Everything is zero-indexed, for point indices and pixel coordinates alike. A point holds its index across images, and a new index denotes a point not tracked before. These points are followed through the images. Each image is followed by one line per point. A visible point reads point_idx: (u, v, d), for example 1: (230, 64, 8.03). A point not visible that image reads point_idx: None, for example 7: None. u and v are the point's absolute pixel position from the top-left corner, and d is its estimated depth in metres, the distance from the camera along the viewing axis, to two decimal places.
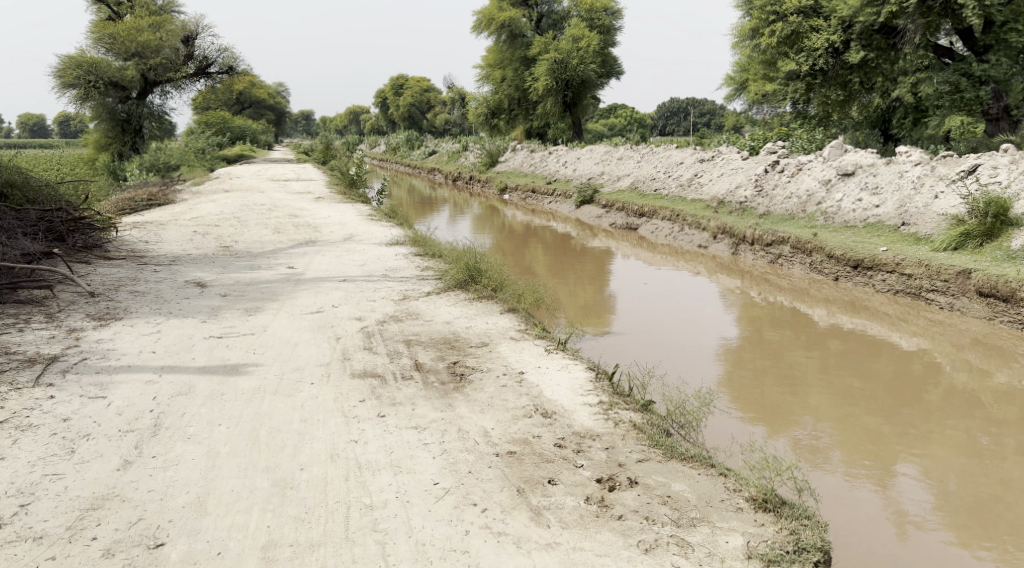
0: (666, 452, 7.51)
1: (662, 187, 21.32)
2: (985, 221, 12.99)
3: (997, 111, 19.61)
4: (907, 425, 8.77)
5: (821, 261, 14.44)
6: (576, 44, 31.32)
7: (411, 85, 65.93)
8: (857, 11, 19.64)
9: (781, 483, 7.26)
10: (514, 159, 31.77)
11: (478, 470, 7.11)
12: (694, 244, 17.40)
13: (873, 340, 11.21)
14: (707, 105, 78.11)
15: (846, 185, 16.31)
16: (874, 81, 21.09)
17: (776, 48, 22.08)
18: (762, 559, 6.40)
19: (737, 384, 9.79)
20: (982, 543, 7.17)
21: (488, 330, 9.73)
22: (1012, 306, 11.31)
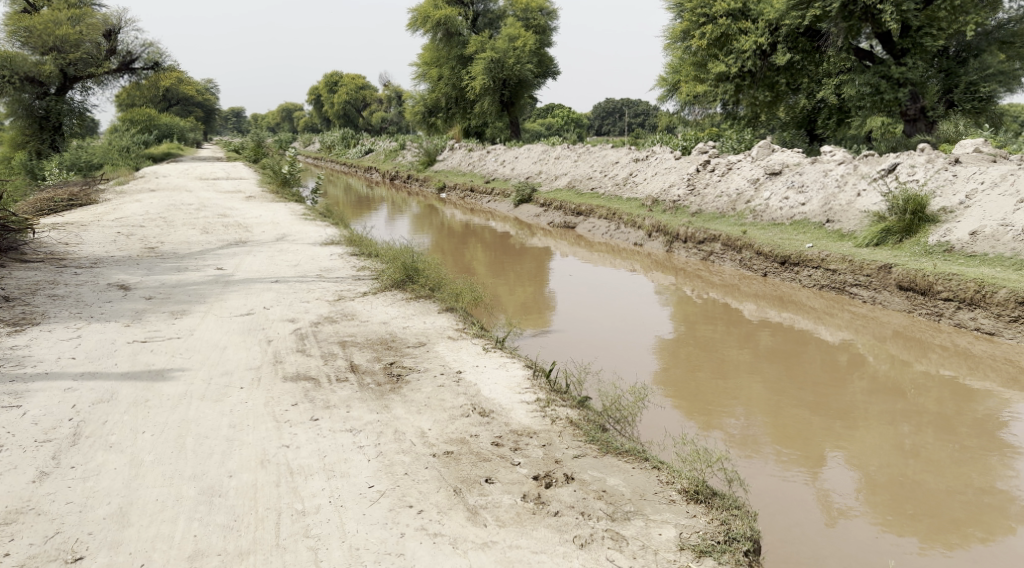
0: (602, 447, 7.55)
1: (599, 186, 21.51)
2: (904, 218, 13.38)
3: (915, 112, 20.11)
4: (835, 415, 8.96)
5: (750, 258, 14.71)
6: (512, 44, 31.36)
7: (346, 82, 65.09)
8: (784, 14, 20.06)
9: (712, 474, 7.37)
10: (451, 159, 31.68)
11: (415, 471, 7.04)
12: (630, 242, 17.55)
13: (801, 333, 11.46)
14: (642, 106, 79.04)
15: (774, 184, 16.69)
16: (801, 83, 21.60)
17: (706, 49, 22.34)
18: (695, 550, 6.46)
19: (671, 379, 9.90)
20: (906, 527, 7.35)
21: (425, 330, 9.64)
22: (929, 299, 11.65)
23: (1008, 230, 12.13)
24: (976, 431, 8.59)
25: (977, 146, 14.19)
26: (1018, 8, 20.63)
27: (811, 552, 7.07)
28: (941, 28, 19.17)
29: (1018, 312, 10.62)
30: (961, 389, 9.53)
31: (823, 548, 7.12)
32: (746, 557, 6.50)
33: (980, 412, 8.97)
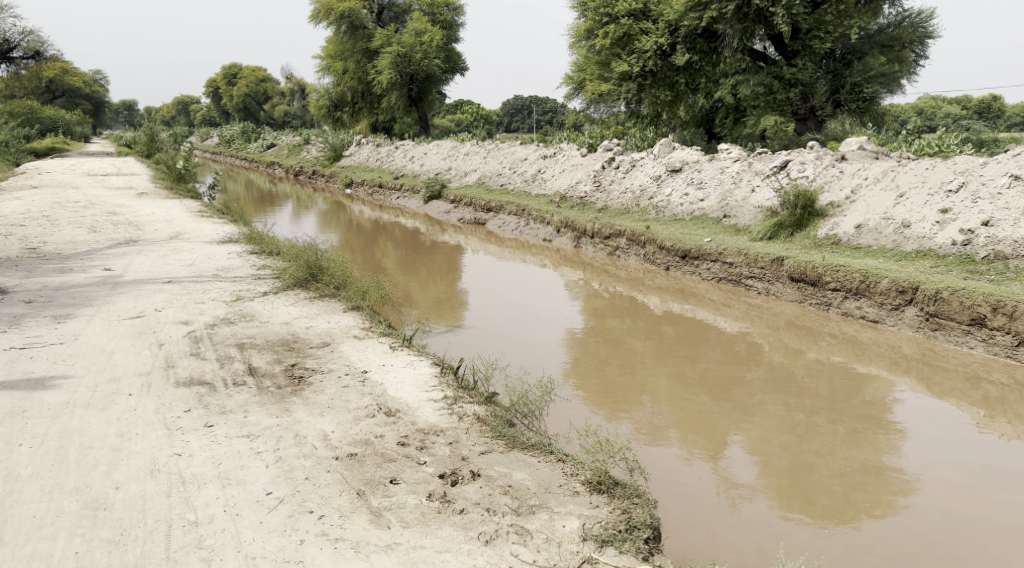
0: (508, 443, 7.54)
1: (508, 182, 21.56)
2: (795, 212, 13.84)
3: (805, 111, 20.96)
4: (735, 403, 9.17)
5: (653, 252, 14.96)
6: (418, 39, 31.15)
7: (246, 75, 63.32)
8: (682, 15, 20.44)
9: (614, 464, 7.47)
10: (358, 154, 31.33)
11: (317, 475, 6.88)
12: (539, 238, 17.64)
13: (701, 324, 11.72)
14: (550, 103, 79.60)
15: (675, 180, 17.10)
16: (699, 83, 22.15)
17: (610, 49, 22.61)
18: (597, 540, 6.50)
19: (577, 371, 9.99)
20: (804, 505, 7.52)
21: (329, 330, 9.44)
22: (819, 289, 12.08)
23: (890, 223, 12.70)
24: (865, 415, 8.90)
25: (860, 143, 14.93)
26: (897, 13, 21.86)
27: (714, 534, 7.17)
28: (828, 32, 19.85)
29: (900, 300, 11.05)
30: (850, 375, 9.89)
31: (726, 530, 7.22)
32: (647, 545, 6.58)
33: (868, 397, 9.32)
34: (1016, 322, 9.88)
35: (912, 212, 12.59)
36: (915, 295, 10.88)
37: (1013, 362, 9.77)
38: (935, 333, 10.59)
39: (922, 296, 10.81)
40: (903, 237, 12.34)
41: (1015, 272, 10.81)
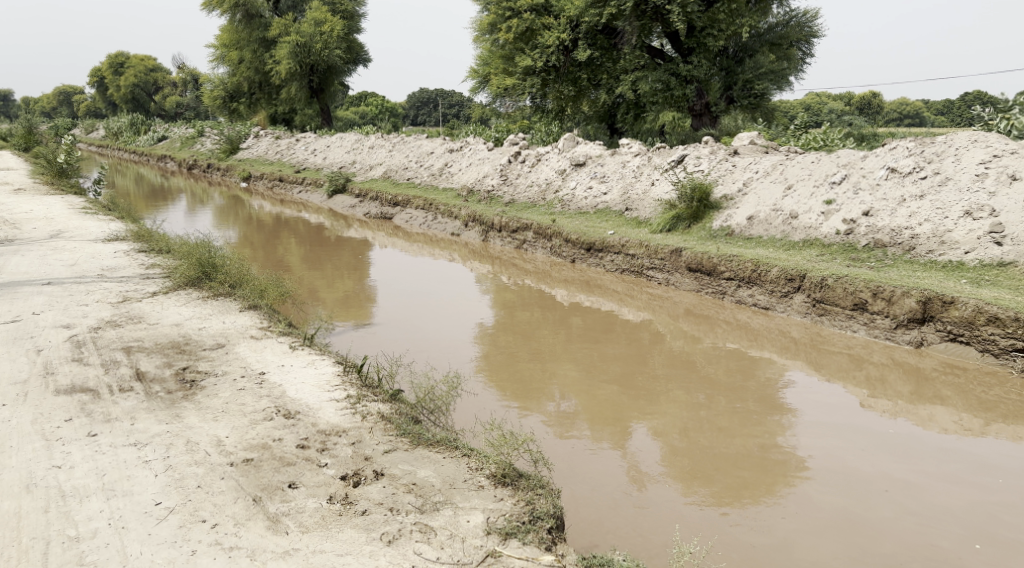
0: (412, 440, 7.46)
1: (415, 176, 21.40)
2: (692, 205, 14.13)
3: (701, 108, 21.48)
4: (640, 390, 9.31)
5: (559, 245, 15.05)
6: (318, 28, 30.55)
7: (135, 64, 60.82)
8: (583, 11, 20.61)
9: (519, 456, 7.46)
10: (257, 147, 30.57)
11: (210, 483, 6.65)
12: (447, 232, 17.56)
13: (607, 315, 11.87)
14: (456, 96, 79.24)
15: (579, 174, 17.28)
16: (601, 79, 22.51)
17: (513, 44, 22.58)
18: (500, 533, 6.47)
19: (486, 365, 9.95)
20: (697, 482, 7.67)
21: (225, 330, 9.15)
22: (714, 279, 12.38)
23: (778, 214, 13.10)
24: (761, 397, 9.14)
25: (753, 138, 15.50)
26: (784, 13, 22.47)
27: (616, 517, 7.22)
28: (721, 30, 20.33)
29: (788, 288, 11.43)
30: (746, 359, 10.16)
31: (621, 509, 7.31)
32: (550, 534, 6.59)
33: (764, 379, 9.58)
34: (893, 306, 10.31)
35: (799, 204, 13.04)
36: (802, 282, 11.27)
37: (892, 343, 10.21)
38: (822, 318, 10.98)
39: (809, 283, 11.21)
40: (791, 227, 12.78)
41: (893, 259, 11.36)
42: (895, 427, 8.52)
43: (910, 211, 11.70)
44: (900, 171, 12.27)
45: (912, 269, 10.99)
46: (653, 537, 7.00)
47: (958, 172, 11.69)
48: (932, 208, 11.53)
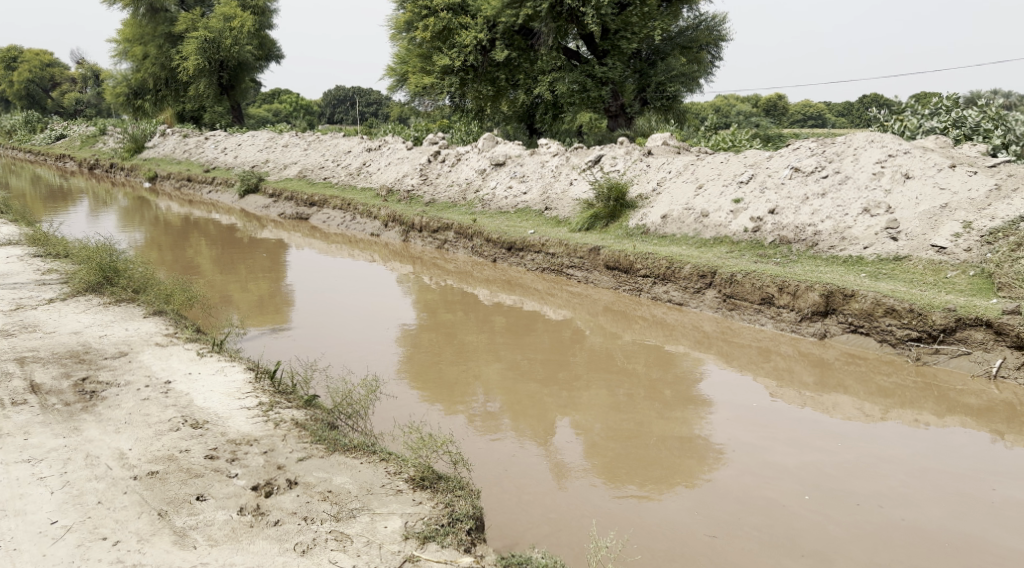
0: (328, 446, 7.29)
1: (332, 175, 21.05)
2: (609, 204, 14.26)
3: (616, 109, 22.14)
4: (563, 388, 9.29)
5: (480, 245, 15.00)
6: (227, 24, 29.87)
7: (30, 58, 58.18)
8: (500, 11, 20.69)
9: (437, 459, 7.37)
10: (164, 146, 29.65)
11: (111, 498, 6.39)
12: (366, 232, 17.33)
13: (528, 313, 11.88)
14: (374, 95, 78.38)
15: (499, 174, 17.27)
16: (518, 78, 22.45)
17: (430, 42, 22.37)
18: (419, 537, 6.36)
19: (408, 368, 9.79)
20: (616, 475, 7.63)
21: (128, 337, 8.80)
22: (632, 276, 12.51)
23: (690, 213, 13.35)
24: (678, 390, 9.22)
25: (665, 139, 15.71)
26: (694, 17, 22.98)
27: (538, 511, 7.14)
28: (634, 32, 20.74)
29: (700, 284, 11.64)
30: (664, 355, 10.25)
31: (540, 504, 7.22)
32: (469, 535, 6.53)
33: (681, 373, 9.68)
34: (798, 300, 10.60)
35: (710, 203, 13.33)
36: (714, 278, 11.49)
37: (797, 335, 10.49)
38: (732, 312, 11.21)
39: (720, 279, 11.44)
40: (702, 225, 13.03)
41: (797, 254, 11.67)
42: (763, 404, 8.89)
43: (813, 209, 12.08)
44: (803, 170, 12.74)
45: (815, 264, 11.30)
46: (571, 528, 6.94)
47: (856, 171, 12.21)
48: (833, 206, 11.96)
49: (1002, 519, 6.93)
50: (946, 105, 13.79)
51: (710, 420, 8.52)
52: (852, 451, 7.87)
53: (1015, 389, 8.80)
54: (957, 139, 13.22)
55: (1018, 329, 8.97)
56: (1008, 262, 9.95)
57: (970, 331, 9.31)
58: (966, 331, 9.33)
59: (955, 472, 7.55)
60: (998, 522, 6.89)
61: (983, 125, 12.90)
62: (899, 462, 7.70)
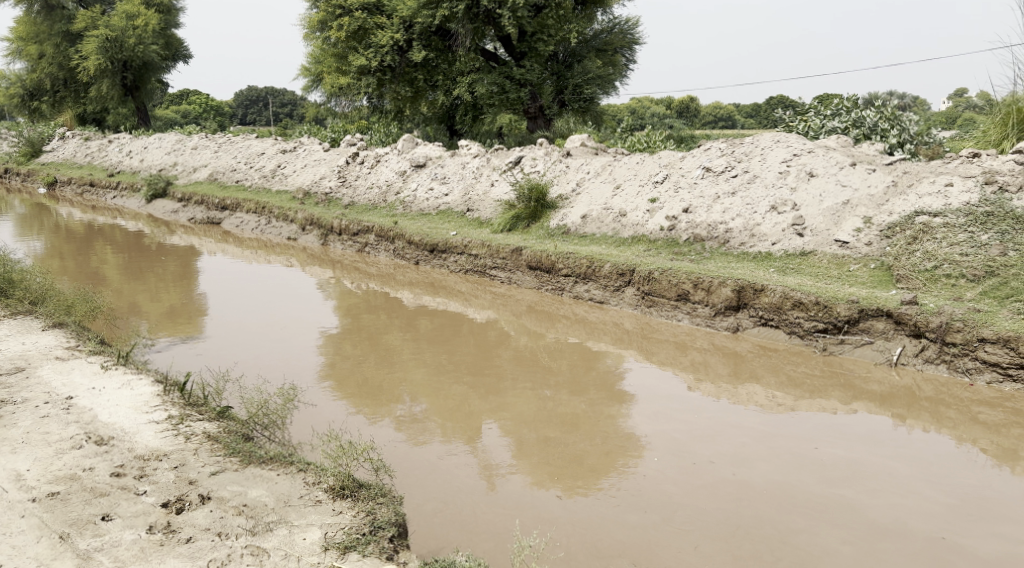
0: (243, 459, 7.07)
1: (245, 178, 20.54)
2: (530, 205, 14.27)
3: (535, 110, 21.98)
4: (489, 390, 9.22)
5: (402, 247, 14.87)
6: (130, 22, 28.94)
7: None
8: (416, 11, 20.53)
9: (358, 467, 7.21)
10: (64, 149, 28.54)
11: (7, 524, 6.12)
12: (283, 236, 16.98)
13: (452, 315, 11.78)
14: (288, 96, 76.88)
15: (419, 176, 17.14)
16: (437, 80, 22.23)
17: (345, 42, 21.96)
18: (339, 547, 6.20)
19: (330, 375, 9.59)
20: (542, 472, 7.60)
21: (25, 352, 8.40)
22: (553, 276, 12.55)
23: (609, 213, 13.48)
24: (601, 386, 9.29)
25: (583, 140, 15.79)
26: (608, 21, 23.55)
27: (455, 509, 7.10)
28: (550, 35, 20.98)
29: (620, 282, 11.75)
30: (587, 352, 10.29)
31: (470, 507, 7.12)
32: (391, 543, 6.36)
33: (604, 369, 9.75)
34: (712, 295, 10.79)
35: (627, 203, 13.52)
36: (633, 277, 11.61)
37: (712, 330, 10.65)
38: (650, 309, 11.34)
39: (639, 277, 11.56)
40: (621, 225, 13.17)
41: (710, 251, 11.87)
42: (683, 396, 8.98)
43: (724, 208, 12.34)
44: (714, 170, 13.07)
45: (727, 261, 11.52)
46: (492, 530, 6.85)
47: (764, 170, 12.56)
48: (742, 205, 12.23)
49: (822, 472, 7.37)
50: (846, 106, 14.22)
51: (634, 414, 8.56)
52: (709, 422, 8.34)
53: (915, 374, 9.13)
54: (856, 138, 13.71)
55: (915, 317, 9.31)
56: (906, 255, 10.33)
57: (874, 322, 9.61)
58: (869, 321, 9.63)
59: (795, 436, 8.00)
60: (817, 475, 7.32)
61: (880, 125, 13.53)
62: (748, 429, 8.15)
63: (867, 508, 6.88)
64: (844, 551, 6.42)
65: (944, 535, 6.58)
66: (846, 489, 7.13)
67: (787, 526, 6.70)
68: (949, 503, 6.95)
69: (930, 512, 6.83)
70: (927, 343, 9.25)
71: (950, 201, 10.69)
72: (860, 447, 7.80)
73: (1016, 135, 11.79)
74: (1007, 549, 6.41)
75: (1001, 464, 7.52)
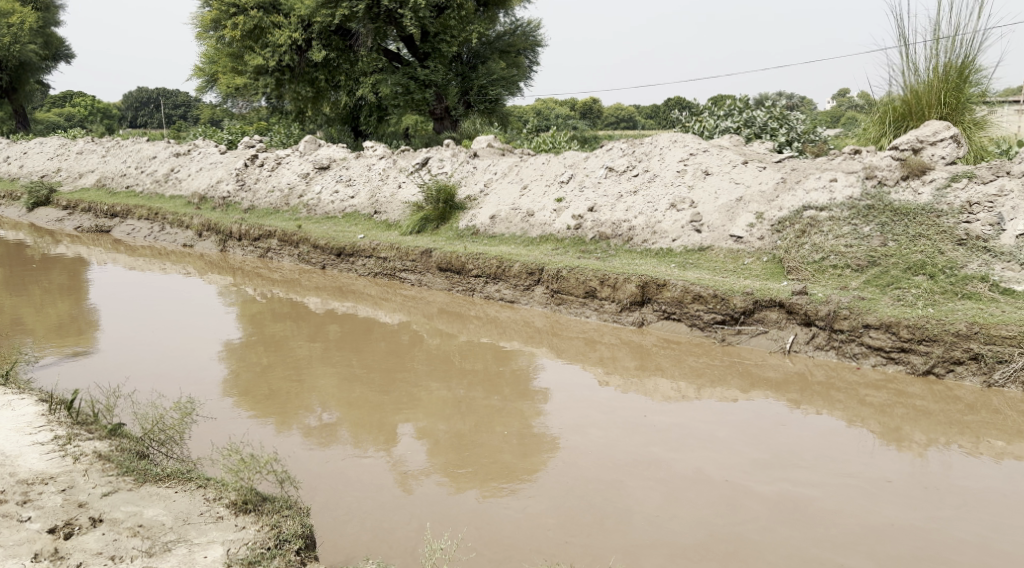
0: (138, 478, 6.76)
1: (136, 184, 19.76)
2: (438, 206, 14.15)
3: (441, 111, 21.94)
4: (402, 393, 9.09)
5: (307, 252, 14.55)
6: (5, 21, 27.52)
7: None
8: (314, 11, 20.16)
9: (262, 480, 6.98)
10: None
11: None
12: (178, 243, 16.40)
13: (363, 320, 11.57)
14: (181, 97, 74.51)
15: (323, 178, 16.80)
16: (338, 80, 21.89)
17: (240, 41, 21.30)
18: (242, 563, 5.99)
19: (236, 386, 9.29)
20: (457, 476, 7.43)
21: None
22: (464, 277, 12.48)
23: (517, 213, 13.49)
24: (515, 385, 9.26)
25: (490, 141, 15.84)
26: (510, 22, 23.49)
27: (364, 521, 6.86)
28: (453, 36, 20.90)
29: (529, 281, 11.76)
30: (501, 352, 10.24)
31: (383, 514, 6.94)
32: (298, 555, 6.19)
33: (518, 368, 9.71)
34: (618, 291, 10.91)
35: (534, 203, 13.55)
36: (541, 275, 11.64)
37: (618, 325, 10.77)
38: (559, 307, 11.39)
39: (547, 275, 11.59)
40: (528, 225, 13.19)
41: (615, 249, 11.98)
42: (592, 390, 9.01)
43: (627, 206, 12.51)
44: (617, 170, 13.28)
45: (631, 257, 11.65)
46: (403, 541, 6.62)
47: (663, 169, 12.84)
48: (643, 203, 12.43)
49: (662, 440, 7.80)
50: (739, 106, 14.64)
51: (544, 410, 8.55)
52: (601, 409, 8.53)
53: (807, 360, 9.42)
54: (747, 138, 14.14)
55: (805, 307, 9.63)
56: (795, 248, 10.66)
57: (768, 312, 9.88)
58: (763, 311, 9.89)
59: (671, 416, 8.28)
60: (665, 445, 7.71)
61: (770, 125, 13.95)
62: (631, 413, 8.40)
63: (672, 462, 7.40)
64: (647, 500, 6.88)
65: (736, 479, 7.09)
66: (658, 447, 7.66)
67: (617, 486, 7.08)
68: (749, 455, 7.48)
69: (732, 463, 7.34)
70: (817, 330, 9.57)
71: (835, 196, 11.06)
72: (722, 420, 8.17)
73: (893, 132, 12.31)
74: (790, 491, 6.91)
75: (887, 437, 7.81)
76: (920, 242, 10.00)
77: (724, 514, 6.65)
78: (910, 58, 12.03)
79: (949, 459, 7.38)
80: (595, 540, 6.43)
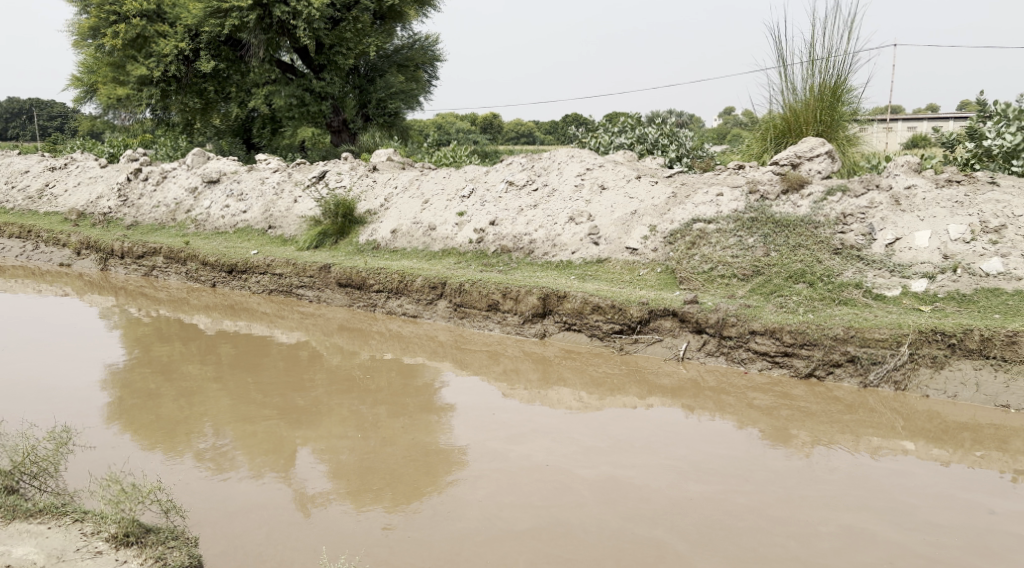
0: (6, 514, 6.31)
1: (6, 200, 18.73)
2: (337, 221, 13.88)
3: (338, 124, 21.78)
4: (301, 414, 8.76)
5: (196, 269, 14.00)
6: None
7: None
8: (202, 20, 19.59)
9: (146, 510, 6.58)
10: None
11: None
12: (54, 263, 15.54)
13: (257, 339, 11.16)
14: (60, 108, 71.03)
15: (213, 192, 16.22)
16: (229, 91, 21.29)
17: (123, 51, 20.52)
18: None
19: (118, 412, 8.80)
20: (359, 495, 7.13)
21: None
22: (364, 292, 12.22)
23: (419, 227, 13.31)
24: (419, 401, 9.09)
25: (388, 155, 15.71)
26: (408, 37, 23.27)
27: (247, 543, 6.53)
28: (350, 48, 20.65)
29: (432, 295, 11.61)
30: (407, 367, 10.04)
31: (277, 537, 6.57)
32: None
33: (422, 384, 9.52)
34: (519, 304, 10.87)
35: (436, 217, 13.42)
36: (443, 289, 11.51)
37: (521, 337, 10.74)
38: (463, 321, 11.27)
39: (450, 289, 11.47)
40: (430, 239, 13.05)
41: (517, 262, 11.95)
42: (490, 402, 8.92)
43: (528, 219, 12.51)
44: (516, 184, 13.29)
45: (533, 270, 11.63)
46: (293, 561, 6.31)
47: (561, 184, 12.92)
48: (543, 217, 12.45)
49: (554, 444, 7.78)
50: (632, 123, 14.94)
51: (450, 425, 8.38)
52: (496, 420, 8.45)
53: (699, 367, 9.57)
54: (640, 153, 14.37)
55: (696, 315, 9.78)
56: (686, 259, 10.86)
57: (661, 321, 10.01)
58: (657, 321, 10.02)
59: (564, 423, 8.28)
60: (560, 449, 7.68)
61: (660, 141, 14.18)
62: (526, 422, 8.35)
63: (508, 451, 7.70)
64: (478, 490, 7.03)
65: (557, 463, 7.36)
66: (496, 440, 7.96)
67: (509, 490, 7.02)
68: (575, 441, 7.80)
69: (566, 452, 7.58)
70: (707, 337, 9.74)
71: (721, 209, 11.33)
72: (614, 424, 8.22)
73: (775, 148, 12.75)
74: (609, 472, 7.19)
75: (776, 434, 7.97)
76: (800, 251, 10.35)
77: (546, 497, 6.85)
78: (787, 78, 12.48)
79: (831, 452, 7.60)
80: (417, 532, 6.51)
